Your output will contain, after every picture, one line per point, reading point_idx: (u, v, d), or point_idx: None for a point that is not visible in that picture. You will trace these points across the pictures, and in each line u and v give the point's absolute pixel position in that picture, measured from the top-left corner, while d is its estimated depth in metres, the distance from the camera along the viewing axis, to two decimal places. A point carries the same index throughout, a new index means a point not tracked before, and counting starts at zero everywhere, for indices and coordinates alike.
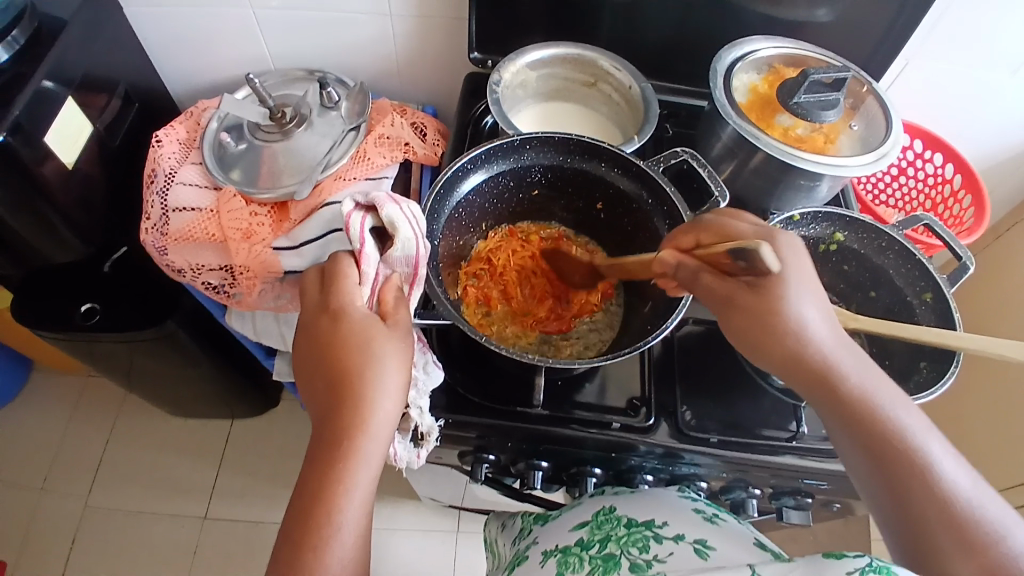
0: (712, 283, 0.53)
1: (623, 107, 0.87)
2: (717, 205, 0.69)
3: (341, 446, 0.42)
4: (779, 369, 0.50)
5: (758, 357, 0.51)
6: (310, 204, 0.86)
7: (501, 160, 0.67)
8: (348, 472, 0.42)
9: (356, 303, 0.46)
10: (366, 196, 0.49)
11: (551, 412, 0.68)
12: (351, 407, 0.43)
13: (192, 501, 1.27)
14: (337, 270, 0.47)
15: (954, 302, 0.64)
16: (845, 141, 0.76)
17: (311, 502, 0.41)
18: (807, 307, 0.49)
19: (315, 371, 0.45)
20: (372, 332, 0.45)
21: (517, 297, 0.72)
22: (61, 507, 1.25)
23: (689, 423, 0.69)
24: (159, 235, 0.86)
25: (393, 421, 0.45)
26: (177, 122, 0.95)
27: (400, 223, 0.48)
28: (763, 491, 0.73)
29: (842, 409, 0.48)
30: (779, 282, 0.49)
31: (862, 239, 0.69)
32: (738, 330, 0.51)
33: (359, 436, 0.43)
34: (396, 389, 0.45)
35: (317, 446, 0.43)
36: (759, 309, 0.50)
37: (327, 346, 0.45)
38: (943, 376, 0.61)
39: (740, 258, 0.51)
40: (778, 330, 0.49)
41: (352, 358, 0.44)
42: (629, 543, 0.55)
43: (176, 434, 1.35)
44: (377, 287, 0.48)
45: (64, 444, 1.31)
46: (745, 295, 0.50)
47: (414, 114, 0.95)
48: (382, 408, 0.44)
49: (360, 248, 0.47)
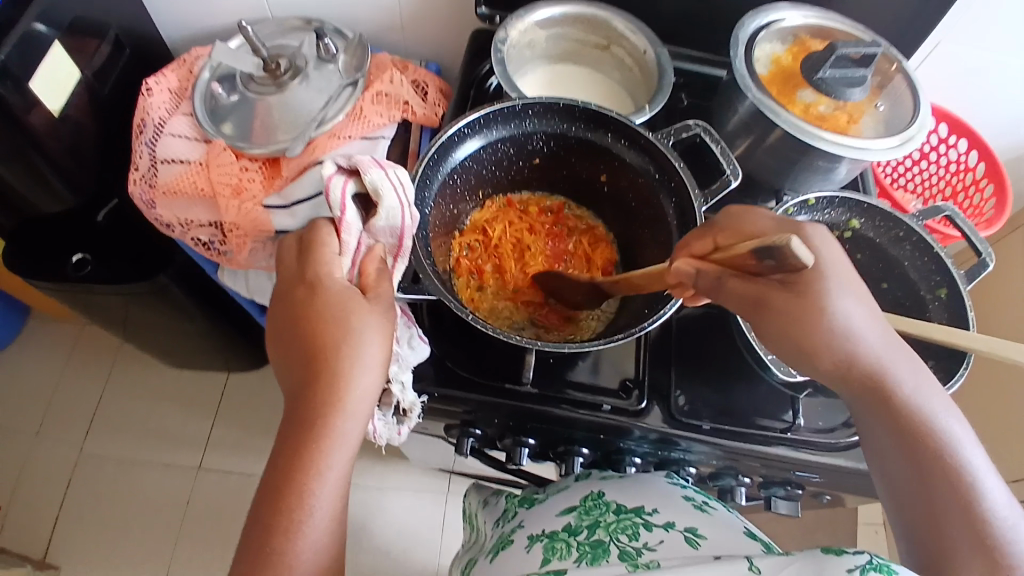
0: (742, 287, 0.48)
1: (636, 73, 0.82)
2: (727, 184, 0.63)
3: (315, 423, 0.40)
4: (824, 375, 0.48)
5: (802, 364, 0.48)
6: (303, 160, 0.83)
7: (500, 124, 0.63)
8: (322, 452, 0.40)
9: (333, 274, 0.43)
10: (349, 159, 0.46)
11: (540, 391, 0.66)
12: (325, 385, 0.40)
13: (186, 451, 1.29)
14: (316, 238, 0.44)
15: (971, 300, 0.61)
16: (868, 122, 0.71)
17: (282, 484, 0.39)
18: (855, 311, 0.47)
19: (289, 346, 0.43)
20: (350, 304, 0.42)
21: (510, 271, 0.68)
22: (57, 451, 1.26)
23: (681, 407, 0.67)
24: (147, 187, 0.84)
25: (373, 399, 0.42)
26: (168, 70, 0.91)
27: (385, 191, 0.45)
28: (752, 480, 0.72)
29: (887, 417, 0.45)
30: (815, 279, 0.47)
31: (877, 228, 0.66)
32: (770, 332, 0.48)
33: (334, 414, 0.40)
34: (376, 364, 0.42)
35: (289, 424, 0.41)
36: (801, 312, 0.46)
37: (301, 318, 0.42)
38: (951, 379, 0.58)
39: (767, 256, 0.44)
40: (819, 335, 0.46)
41: (329, 330, 0.41)
42: (618, 531, 0.54)
43: (171, 388, 1.35)
44: (360, 256, 0.46)
45: (60, 391, 1.32)
46: (781, 296, 0.47)
47: (415, 71, 0.90)
48: (360, 384, 0.41)
49: (340, 215, 0.44)
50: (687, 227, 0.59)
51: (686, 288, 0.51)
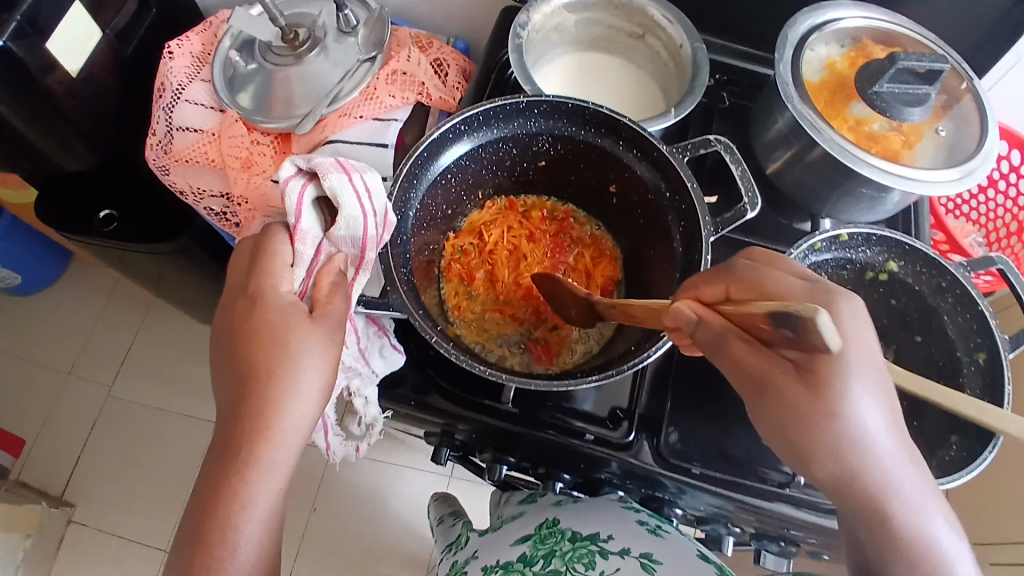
0: (744, 352, 0.44)
1: (670, 68, 0.74)
2: (743, 214, 0.55)
3: (243, 449, 0.39)
4: (821, 473, 0.43)
5: (795, 458, 0.44)
6: (312, 139, 0.81)
7: (502, 123, 0.58)
8: (246, 482, 0.39)
9: (277, 288, 0.41)
10: (309, 161, 0.44)
11: (522, 412, 0.62)
12: (256, 411, 0.39)
13: (205, 404, 1.34)
14: (266, 245, 0.42)
15: (1010, 371, 0.53)
16: (927, 147, 0.62)
17: (207, 509, 0.38)
18: (866, 405, 0.42)
19: (225, 363, 0.41)
20: (290, 325, 0.40)
21: (502, 279, 0.64)
22: (89, 390, 1.33)
23: (671, 445, 0.63)
24: (163, 152, 0.83)
25: (307, 429, 0.41)
26: (193, 32, 0.88)
27: (344, 197, 0.43)
28: (743, 531, 0.67)
29: (878, 530, 0.41)
30: (832, 366, 0.42)
31: (919, 274, 0.58)
32: (771, 415, 0.44)
33: (262, 443, 0.39)
34: (313, 392, 0.41)
35: (219, 449, 0.40)
36: (806, 401, 0.42)
37: (241, 335, 0.40)
38: (974, 460, 0.52)
39: (785, 325, 0.39)
40: (818, 431, 0.42)
41: (265, 352, 0.40)
42: (573, 559, 0.55)
43: (196, 341, 1.39)
44: (316, 267, 0.43)
45: (95, 334, 1.38)
46: (787, 377, 0.43)
47: (438, 49, 0.85)
48: (294, 413, 0.40)
49: (294, 222, 0.42)
50: (691, 256, 0.53)
51: (682, 333, 0.48)
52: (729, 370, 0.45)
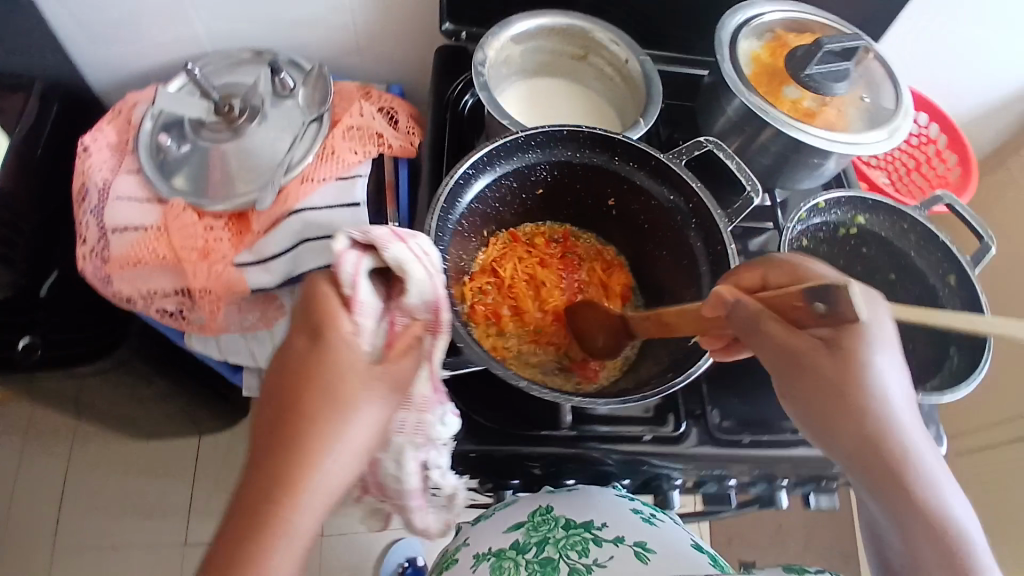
0: (778, 331, 0.45)
1: (618, 82, 0.79)
2: (750, 201, 0.61)
3: (266, 512, 0.34)
4: (844, 452, 0.44)
5: (822, 437, 0.45)
6: (273, 214, 0.76)
7: (504, 160, 0.59)
8: (263, 556, 0.34)
9: (339, 335, 0.36)
10: (363, 231, 0.39)
11: (578, 433, 0.63)
12: (289, 469, 0.35)
13: (171, 522, 1.21)
14: (320, 296, 0.37)
15: (979, 284, 0.62)
16: (854, 113, 0.72)
17: (212, 571, 0.34)
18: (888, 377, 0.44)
19: (259, 409, 0.37)
20: (339, 371, 0.36)
21: (528, 311, 0.65)
22: (30, 543, 1.17)
23: (719, 425, 0.67)
24: (100, 260, 0.75)
25: (337, 493, 0.36)
26: (103, 122, 0.81)
27: (410, 266, 0.39)
28: (790, 482, 0.71)
29: (902, 506, 0.43)
30: (860, 339, 0.44)
31: (881, 222, 0.66)
32: (802, 392, 0.45)
33: (289, 508, 0.34)
34: (349, 454, 0.36)
35: (234, 500, 0.35)
36: (836, 373, 0.44)
37: (283, 374, 0.36)
38: (977, 365, 0.58)
39: (820, 299, 0.43)
40: (852, 407, 0.44)
41: (311, 399, 0.36)
42: (567, 547, 0.61)
43: (144, 458, 1.26)
44: (388, 334, 0.39)
45: (21, 480, 1.21)
46: (820, 355, 0.44)
47: (380, 97, 0.84)
48: (325, 474, 0.36)
49: (352, 292, 0.37)
50: (714, 248, 0.57)
51: (720, 320, 0.49)
52: (766, 353, 0.46)
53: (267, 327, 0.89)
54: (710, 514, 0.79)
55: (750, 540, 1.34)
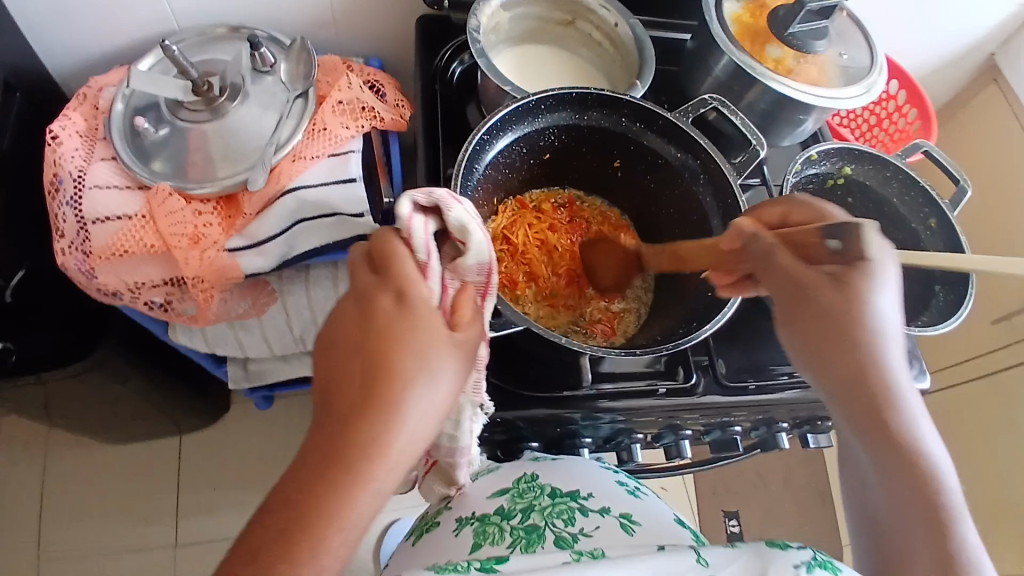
0: (790, 262, 0.49)
1: (607, 48, 0.79)
2: (756, 154, 0.66)
3: (357, 462, 0.36)
4: (831, 386, 0.46)
5: (815, 370, 0.47)
6: (267, 194, 0.74)
7: (517, 125, 0.59)
8: (352, 499, 0.36)
9: (421, 295, 0.39)
10: (428, 195, 0.42)
11: (598, 391, 0.65)
12: (379, 421, 0.37)
13: (159, 524, 1.18)
14: (396, 258, 0.40)
15: (958, 227, 0.67)
16: (834, 70, 0.74)
17: (295, 515, 0.35)
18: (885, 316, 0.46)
19: (344, 361, 0.39)
20: (427, 332, 0.39)
21: (543, 276, 0.66)
22: (10, 558, 1.12)
23: (725, 373, 0.69)
24: (82, 254, 0.71)
25: (420, 448, 0.39)
26: (68, 109, 0.76)
27: (470, 228, 0.43)
28: (790, 424, 0.74)
29: (881, 439, 0.44)
30: (863, 277, 0.46)
31: (867, 172, 0.70)
32: (801, 322, 0.48)
33: (378, 459, 0.37)
34: (434, 411, 0.39)
35: (320, 449, 0.37)
36: (836, 308, 0.46)
37: (373, 331, 0.38)
38: (961, 305, 0.64)
39: (834, 237, 0.48)
40: (847, 342, 0.46)
41: (403, 359, 0.38)
42: (553, 514, 0.55)
43: (124, 460, 1.21)
44: (449, 295, 0.42)
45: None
46: (825, 287, 0.47)
47: (363, 71, 0.82)
48: (411, 429, 0.38)
49: (425, 259, 0.40)
50: (725, 201, 0.59)
51: (736, 251, 0.53)
52: (773, 279, 0.50)
53: (258, 316, 0.87)
54: (713, 462, 0.82)
55: (732, 490, 1.41)
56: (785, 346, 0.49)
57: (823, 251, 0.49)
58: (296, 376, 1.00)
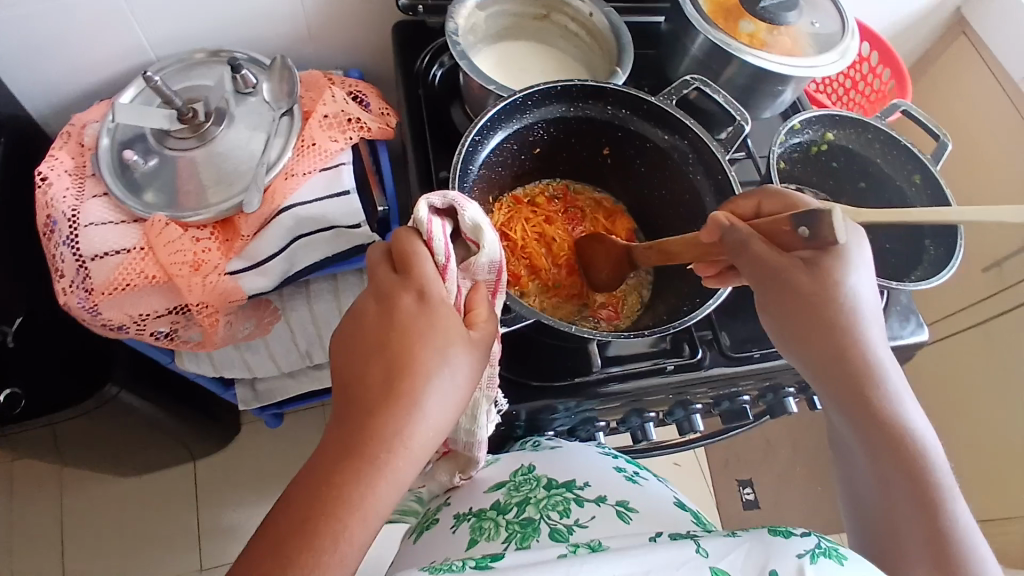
0: (764, 251, 0.47)
1: (585, 37, 0.80)
2: (741, 129, 0.67)
3: (379, 454, 0.37)
4: (814, 367, 0.48)
5: (797, 352, 0.49)
6: (262, 215, 0.74)
7: (506, 123, 0.60)
8: (373, 489, 0.37)
9: (440, 293, 0.41)
10: (443, 197, 0.43)
11: (608, 375, 0.67)
12: (402, 415, 0.38)
13: (182, 550, 1.18)
14: (410, 258, 0.41)
15: (942, 180, 0.68)
16: (809, 39, 0.76)
17: (315, 503, 0.36)
18: (858, 296, 0.47)
19: (366, 356, 0.40)
20: (442, 326, 0.40)
21: (545, 269, 0.66)
22: None
23: (729, 344, 0.71)
24: (83, 292, 0.71)
25: (438, 439, 0.40)
26: (55, 148, 0.76)
27: (485, 228, 0.43)
28: (796, 388, 0.76)
29: (866, 416, 0.46)
30: (836, 263, 0.47)
31: (849, 136, 0.72)
32: (782, 308, 0.48)
33: (399, 452, 0.38)
34: (452, 405, 0.40)
35: (339, 441, 0.38)
36: (816, 294, 0.47)
37: (391, 328, 0.40)
38: (953, 255, 0.65)
39: (804, 223, 0.44)
40: (829, 323, 0.47)
41: (421, 353, 0.39)
42: (549, 506, 0.56)
43: (140, 492, 1.21)
44: (462, 296, 0.44)
45: (12, 538, 1.15)
46: (802, 276, 0.47)
47: (345, 82, 0.83)
48: (428, 420, 0.39)
49: (445, 264, 0.42)
50: (716, 177, 0.61)
51: (713, 242, 0.51)
52: (750, 270, 0.48)
53: (263, 334, 0.87)
54: (724, 432, 0.84)
55: (743, 459, 1.44)
56: (767, 330, 0.51)
57: (797, 238, 0.45)
58: (303, 390, 1.00)
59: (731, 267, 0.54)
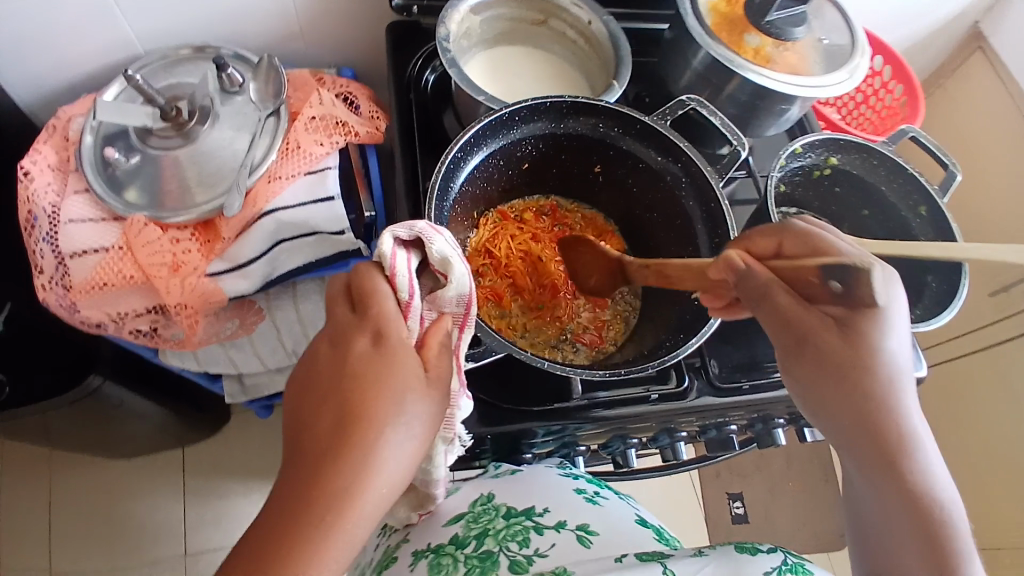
0: (789, 305, 0.45)
1: (582, 45, 0.77)
2: (737, 155, 0.65)
3: (326, 513, 0.35)
4: (841, 429, 0.45)
5: (821, 412, 0.46)
6: (244, 217, 0.72)
7: (491, 139, 0.58)
8: (320, 553, 0.35)
9: (398, 333, 0.39)
10: (410, 228, 0.41)
11: (587, 400, 0.64)
12: (352, 469, 0.36)
13: (167, 540, 1.18)
14: (368, 290, 0.40)
15: (948, 212, 0.65)
16: (815, 56, 0.72)
17: (262, 561, 0.34)
18: (897, 359, 0.44)
19: (318, 402, 0.38)
20: (401, 372, 0.38)
21: (528, 287, 0.65)
22: None
23: (718, 373, 0.69)
24: (61, 290, 0.70)
25: (397, 491, 0.38)
26: (38, 142, 0.74)
27: (454, 261, 0.42)
28: (786, 419, 0.74)
29: (890, 483, 0.44)
30: (873, 325, 0.43)
31: (853, 161, 0.69)
32: (808, 368, 0.45)
33: (349, 510, 0.35)
34: (409, 456, 0.38)
35: (288, 491, 0.36)
36: (845, 358, 0.43)
37: (349, 372, 0.38)
38: (956, 292, 0.63)
39: (834, 278, 0.42)
40: (860, 388, 0.43)
41: (378, 402, 0.37)
42: (508, 537, 0.57)
43: (127, 481, 1.21)
44: (423, 329, 0.42)
45: None
46: (827, 335, 0.44)
47: (335, 82, 0.81)
48: (386, 473, 0.37)
49: (409, 299, 0.40)
50: (709, 205, 0.58)
51: (724, 282, 0.49)
52: (767, 320, 0.46)
53: (247, 334, 0.86)
54: (711, 458, 0.82)
55: (736, 472, 1.41)
56: (789, 384, 0.47)
57: (824, 290, 0.44)
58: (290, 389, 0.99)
59: (741, 303, 0.50)
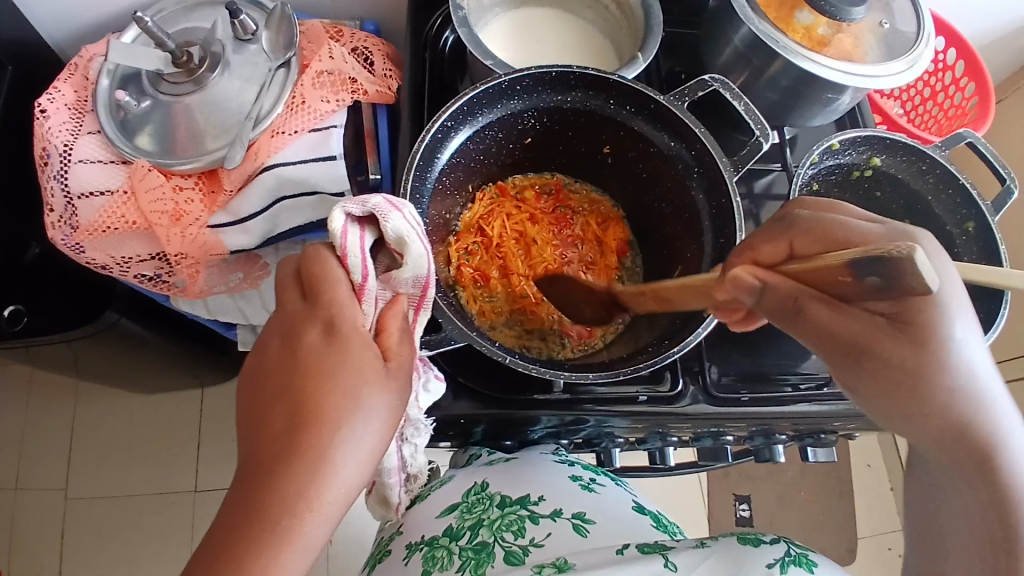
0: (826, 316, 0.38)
1: (613, 12, 0.71)
2: (758, 147, 0.58)
3: (279, 517, 0.34)
4: (923, 438, 0.38)
5: (897, 423, 0.39)
6: (245, 171, 0.71)
7: (487, 109, 0.54)
8: (275, 557, 0.34)
9: (352, 320, 0.37)
10: (363, 204, 0.38)
11: (569, 394, 0.61)
12: (305, 472, 0.35)
13: (178, 475, 1.24)
14: (319, 271, 0.38)
15: (998, 232, 0.59)
16: (873, 43, 0.64)
17: (211, 557, 0.34)
18: (968, 346, 0.37)
19: (271, 402, 0.37)
20: (355, 368, 0.37)
21: (518, 271, 0.62)
22: (44, 500, 1.21)
23: (717, 381, 0.64)
24: (69, 229, 0.70)
25: (356, 489, 0.37)
26: (58, 80, 0.75)
27: (410, 240, 0.39)
28: (789, 436, 0.69)
29: (990, 494, 0.37)
30: (931, 314, 0.37)
31: (898, 163, 0.62)
32: (875, 383, 0.39)
33: (304, 514, 0.35)
34: (367, 453, 0.37)
35: (241, 493, 0.35)
36: (908, 365, 0.37)
37: (302, 373, 0.37)
38: (994, 321, 0.56)
39: (872, 273, 0.33)
40: (935, 394, 0.37)
41: (328, 399, 0.36)
42: (503, 528, 0.57)
43: (146, 415, 1.27)
44: (378, 313, 0.40)
45: (30, 439, 1.24)
46: (886, 339, 0.38)
47: (353, 36, 0.78)
48: (341, 474, 0.36)
49: (362, 282, 0.38)
50: (719, 201, 0.52)
51: (738, 300, 0.42)
52: (812, 340, 0.39)
53: (253, 288, 0.81)
54: (703, 465, 0.79)
55: (747, 475, 1.35)
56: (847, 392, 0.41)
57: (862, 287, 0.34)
58: None
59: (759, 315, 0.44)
